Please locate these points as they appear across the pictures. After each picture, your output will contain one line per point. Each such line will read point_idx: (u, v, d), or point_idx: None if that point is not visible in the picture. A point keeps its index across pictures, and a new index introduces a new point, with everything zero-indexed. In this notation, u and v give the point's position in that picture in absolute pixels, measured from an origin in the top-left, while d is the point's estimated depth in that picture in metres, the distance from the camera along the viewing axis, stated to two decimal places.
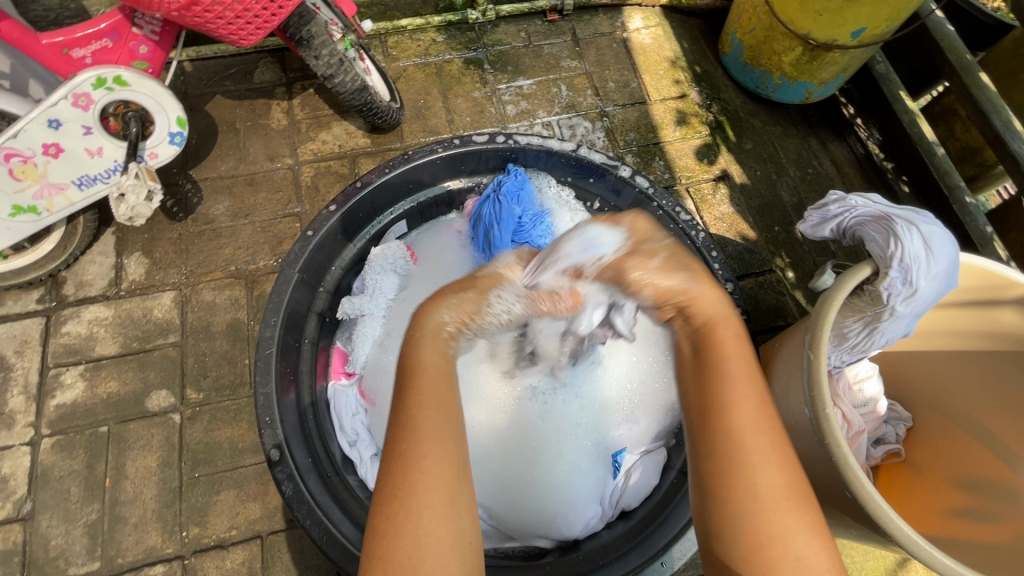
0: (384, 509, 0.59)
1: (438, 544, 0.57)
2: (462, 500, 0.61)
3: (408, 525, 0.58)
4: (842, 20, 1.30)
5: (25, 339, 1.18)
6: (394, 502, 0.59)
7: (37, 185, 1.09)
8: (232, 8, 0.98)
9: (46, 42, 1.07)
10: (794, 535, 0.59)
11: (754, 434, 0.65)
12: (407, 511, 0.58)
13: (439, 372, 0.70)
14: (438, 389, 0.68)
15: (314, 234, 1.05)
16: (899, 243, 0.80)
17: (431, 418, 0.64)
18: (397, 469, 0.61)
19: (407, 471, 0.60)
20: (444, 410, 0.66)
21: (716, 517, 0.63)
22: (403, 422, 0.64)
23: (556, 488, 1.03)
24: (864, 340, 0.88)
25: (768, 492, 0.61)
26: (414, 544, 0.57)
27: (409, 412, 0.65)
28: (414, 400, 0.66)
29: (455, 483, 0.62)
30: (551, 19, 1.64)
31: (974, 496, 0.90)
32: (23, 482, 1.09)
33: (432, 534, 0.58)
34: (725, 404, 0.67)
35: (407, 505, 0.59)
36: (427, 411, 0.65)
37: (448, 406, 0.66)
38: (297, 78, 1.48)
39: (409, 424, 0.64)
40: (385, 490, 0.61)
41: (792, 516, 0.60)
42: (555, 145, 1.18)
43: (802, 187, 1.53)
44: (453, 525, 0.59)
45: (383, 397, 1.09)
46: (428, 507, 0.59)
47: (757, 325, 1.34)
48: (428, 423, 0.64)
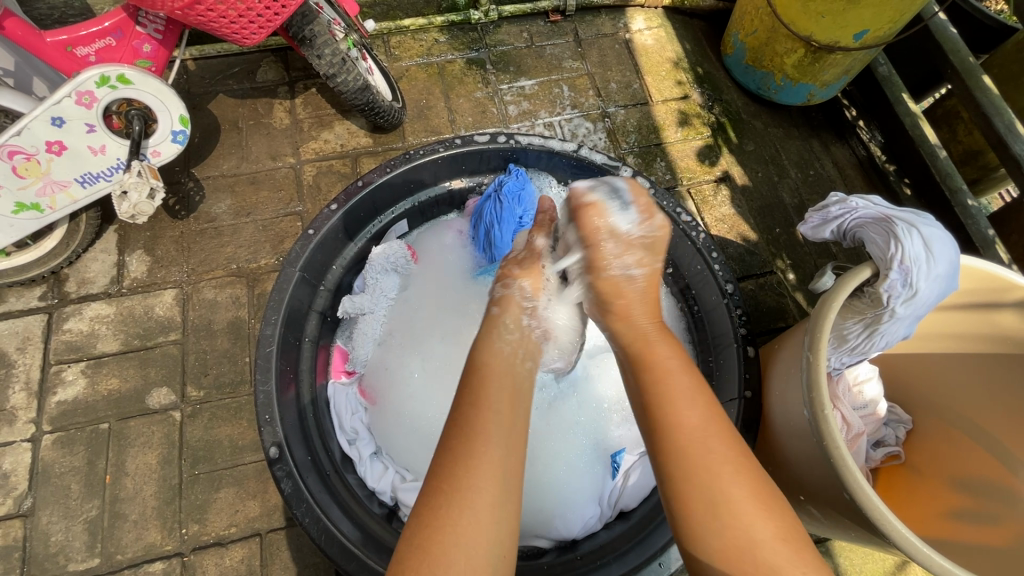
0: (431, 504, 0.59)
1: (475, 545, 0.56)
2: (507, 508, 0.60)
3: (449, 523, 0.57)
4: (845, 22, 1.30)
5: (27, 336, 1.19)
6: (439, 495, 0.59)
7: (40, 182, 1.09)
8: (235, 7, 0.98)
9: (50, 40, 1.07)
10: (771, 545, 0.57)
11: (705, 441, 0.63)
12: (396, 523, 0.58)
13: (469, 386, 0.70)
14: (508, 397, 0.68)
15: (315, 233, 1.06)
16: (899, 244, 0.80)
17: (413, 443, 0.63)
18: (449, 466, 0.61)
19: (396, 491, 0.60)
20: (504, 417, 0.66)
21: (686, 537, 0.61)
22: (462, 423, 0.64)
23: (554, 488, 1.03)
24: (864, 342, 0.87)
25: (736, 501, 0.59)
26: (421, 555, 0.56)
27: (467, 415, 0.65)
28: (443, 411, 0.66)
29: (503, 487, 0.60)
30: (553, 20, 1.64)
31: (973, 500, 0.89)
32: (24, 478, 1.09)
33: (471, 536, 0.57)
34: (672, 417, 0.65)
35: (453, 502, 0.58)
36: (484, 414, 0.65)
37: (508, 416, 0.66)
38: (300, 78, 1.49)
39: (465, 425, 0.64)
40: (433, 483, 0.61)
41: (761, 525, 0.58)
42: (556, 146, 1.18)
43: (804, 188, 1.53)
44: (492, 530, 0.58)
45: (383, 396, 1.10)
46: (471, 506, 0.58)
47: (758, 327, 1.34)
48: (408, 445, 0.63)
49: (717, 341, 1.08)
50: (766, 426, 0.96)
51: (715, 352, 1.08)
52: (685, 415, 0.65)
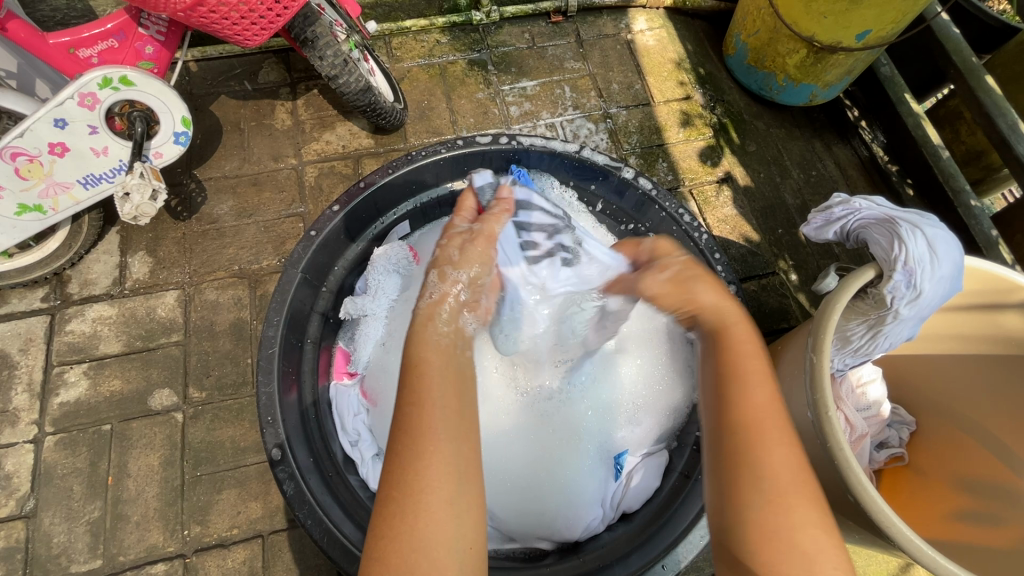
0: (384, 512, 0.59)
1: (433, 546, 0.57)
2: (463, 501, 0.61)
3: (406, 528, 0.58)
4: (847, 23, 1.30)
5: (29, 337, 1.19)
6: (391, 503, 0.59)
7: (42, 184, 1.09)
8: (237, 9, 0.98)
9: (53, 42, 1.08)
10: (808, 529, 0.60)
11: (766, 426, 0.66)
12: (403, 511, 0.58)
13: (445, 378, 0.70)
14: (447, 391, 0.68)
15: (317, 234, 1.05)
16: (903, 245, 0.80)
17: (428, 421, 0.64)
18: (397, 473, 0.61)
19: (406, 473, 0.60)
20: (450, 411, 0.66)
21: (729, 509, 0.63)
22: (404, 425, 0.64)
23: (559, 489, 1.02)
24: (868, 343, 0.87)
25: (787, 489, 0.62)
26: (411, 547, 0.57)
27: (410, 414, 0.64)
28: (420, 401, 0.65)
29: (454, 484, 0.61)
30: (555, 21, 1.64)
31: (978, 501, 0.89)
32: (26, 480, 1.09)
33: (430, 537, 0.57)
34: (745, 399, 0.68)
35: (405, 507, 0.58)
36: (427, 413, 0.64)
37: (450, 412, 0.65)
38: (301, 79, 1.49)
39: (410, 428, 0.63)
40: (385, 490, 0.61)
41: (806, 511, 0.61)
42: (558, 147, 1.17)
43: (806, 189, 1.52)
44: (451, 528, 0.58)
45: (382, 397, 1.08)
46: (425, 508, 0.58)
47: (760, 328, 1.34)
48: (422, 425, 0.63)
49: None
50: None
51: None
52: (757, 398, 0.68)
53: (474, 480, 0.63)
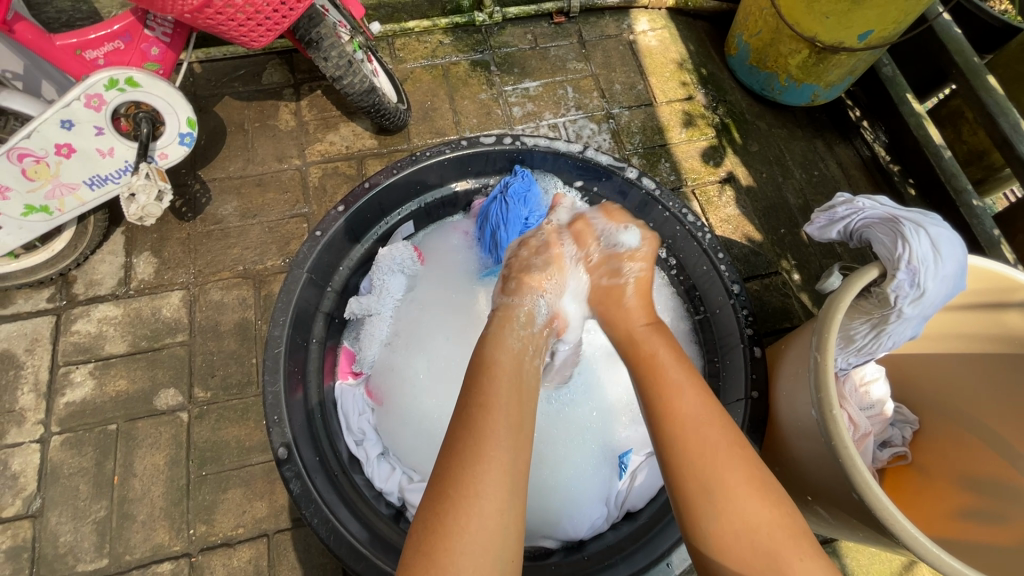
0: (437, 509, 0.59)
1: (480, 550, 0.57)
2: (513, 511, 0.61)
3: (456, 528, 0.58)
4: (849, 23, 1.30)
5: (35, 338, 1.19)
6: (445, 501, 0.60)
7: (49, 185, 1.10)
8: (243, 10, 0.98)
9: (60, 43, 1.08)
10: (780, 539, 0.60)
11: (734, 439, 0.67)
12: (457, 511, 0.59)
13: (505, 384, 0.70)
14: (511, 397, 0.69)
15: (323, 235, 1.06)
16: (906, 244, 0.80)
17: (491, 425, 0.65)
18: (453, 472, 0.61)
19: (463, 473, 0.61)
20: (512, 418, 0.67)
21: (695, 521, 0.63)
22: (469, 426, 0.65)
23: (563, 489, 1.03)
24: (872, 342, 0.87)
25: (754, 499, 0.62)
26: (459, 546, 0.57)
27: (472, 417, 0.66)
28: (484, 404, 0.67)
29: (508, 492, 0.61)
30: (557, 22, 1.64)
31: (981, 499, 0.89)
32: (33, 479, 1.10)
33: (476, 542, 0.57)
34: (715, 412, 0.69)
35: (458, 506, 0.59)
36: (493, 418, 0.66)
37: (514, 418, 0.67)
38: (305, 80, 1.49)
39: (473, 429, 0.64)
40: (439, 487, 0.61)
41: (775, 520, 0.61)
42: (562, 147, 1.18)
43: (808, 189, 1.53)
44: (498, 535, 0.59)
45: (391, 396, 1.10)
46: (477, 511, 0.59)
47: (763, 327, 1.34)
48: (487, 427, 0.65)
49: (723, 342, 1.09)
50: (774, 426, 0.96)
51: (722, 353, 1.08)
52: (718, 412, 0.69)
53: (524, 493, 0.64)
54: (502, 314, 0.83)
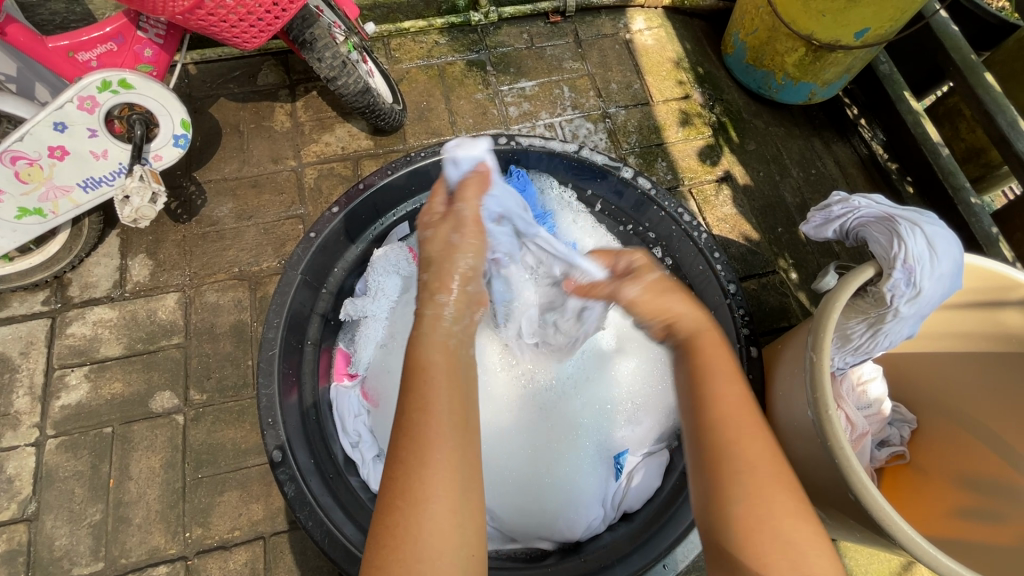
0: (386, 519, 0.58)
1: (436, 555, 0.56)
2: (466, 509, 0.59)
3: (411, 536, 0.56)
4: (845, 21, 1.30)
5: (30, 341, 1.19)
6: (394, 512, 0.57)
7: (43, 187, 1.10)
8: (235, 12, 0.98)
9: (51, 46, 1.08)
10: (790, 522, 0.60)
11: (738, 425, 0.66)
12: (409, 522, 0.57)
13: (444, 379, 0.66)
14: (449, 393, 0.65)
15: (317, 236, 1.05)
16: (902, 243, 0.80)
17: (434, 425, 0.61)
18: (401, 480, 0.59)
19: (411, 481, 0.58)
20: (456, 415, 0.63)
21: (707, 504, 0.63)
22: (408, 431, 0.61)
23: (560, 489, 1.02)
24: (868, 341, 0.87)
25: (763, 484, 0.62)
26: (414, 557, 0.55)
27: (414, 421, 0.62)
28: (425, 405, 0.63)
29: (459, 492, 0.59)
30: (554, 21, 1.64)
31: (980, 499, 0.89)
32: (28, 483, 1.09)
33: (432, 546, 0.56)
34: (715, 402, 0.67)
35: (409, 517, 0.57)
36: (435, 420, 0.62)
37: (455, 416, 0.63)
38: (300, 81, 1.49)
39: (416, 432, 0.61)
40: (387, 496, 0.59)
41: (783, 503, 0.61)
42: (557, 147, 1.17)
43: (805, 187, 1.52)
44: (454, 536, 0.57)
45: (384, 398, 1.08)
46: (428, 517, 0.57)
47: (760, 327, 1.34)
48: (431, 432, 0.61)
49: None
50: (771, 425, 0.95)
51: None
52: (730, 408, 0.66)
53: (476, 484, 0.62)
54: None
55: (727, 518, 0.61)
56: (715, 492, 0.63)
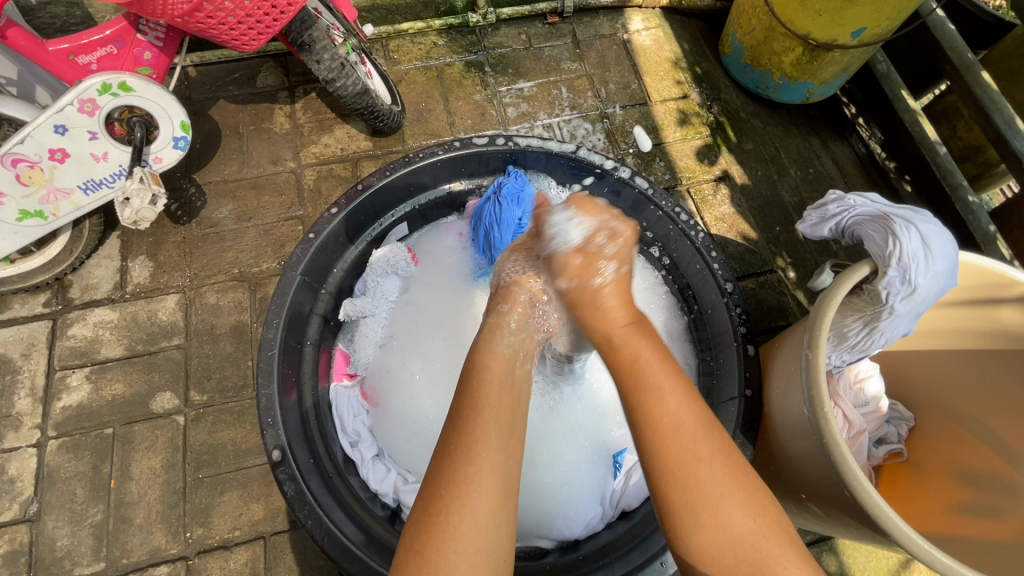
0: (428, 509, 0.60)
1: (472, 550, 0.57)
2: (505, 512, 0.61)
3: (449, 527, 0.58)
4: (842, 20, 1.30)
5: (31, 342, 1.20)
6: (438, 502, 0.59)
7: (43, 190, 1.10)
8: (233, 14, 0.99)
9: (52, 49, 1.08)
10: (761, 544, 0.61)
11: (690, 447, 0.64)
12: (450, 512, 0.59)
13: (499, 387, 0.69)
14: (501, 398, 0.68)
15: (315, 237, 1.06)
16: (897, 241, 0.80)
17: (483, 426, 0.64)
18: (444, 473, 0.61)
19: (455, 475, 0.61)
20: (503, 420, 0.66)
21: (670, 530, 0.64)
22: (459, 429, 0.64)
23: (559, 488, 1.03)
24: (864, 339, 0.87)
25: (724, 515, 0.61)
26: (452, 548, 0.57)
27: (463, 420, 0.65)
28: (475, 406, 0.66)
29: (500, 494, 0.61)
30: (551, 22, 1.64)
31: (977, 496, 0.89)
32: (30, 483, 1.10)
33: (468, 542, 0.58)
34: None
35: (451, 508, 0.59)
36: (483, 420, 0.65)
37: (504, 423, 0.66)
38: (299, 83, 1.49)
39: (465, 431, 0.64)
40: (431, 487, 0.61)
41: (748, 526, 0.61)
42: (554, 147, 1.18)
43: (803, 186, 1.53)
44: (490, 535, 0.59)
45: (384, 398, 1.11)
46: (469, 512, 0.59)
47: (758, 326, 1.34)
48: (478, 428, 0.64)
49: (717, 341, 1.08)
50: (767, 423, 0.96)
51: (717, 352, 1.08)
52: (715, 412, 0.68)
53: (516, 493, 0.64)
54: (491, 321, 0.79)
55: (693, 549, 0.62)
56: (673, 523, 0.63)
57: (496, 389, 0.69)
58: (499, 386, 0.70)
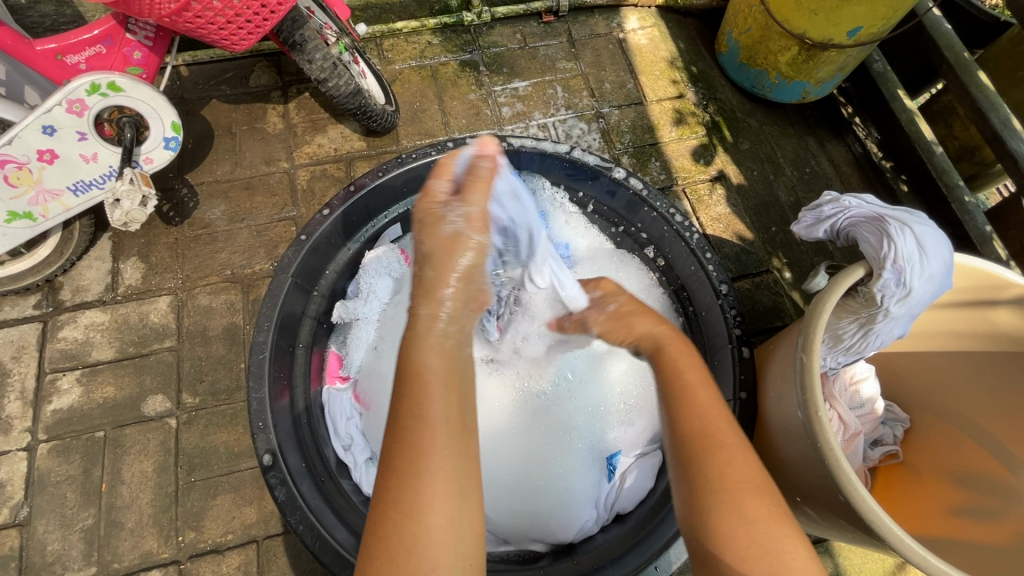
0: (381, 530, 0.54)
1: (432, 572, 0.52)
2: (463, 522, 0.55)
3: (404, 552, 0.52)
4: (838, 19, 1.29)
5: (21, 345, 1.18)
6: (387, 529, 0.54)
7: (32, 191, 1.09)
8: (223, 14, 0.98)
9: (40, 48, 1.07)
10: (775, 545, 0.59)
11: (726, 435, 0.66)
12: (398, 540, 0.53)
13: (440, 381, 0.60)
14: (444, 395, 0.59)
15: (308, 238, 1.05)
16: (892, 243, 0.80)
17: (429, 433, 0.56)
18: (390, 494, 0.55)
19: (400, 497, 0.54)
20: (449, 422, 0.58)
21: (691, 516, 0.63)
22: (402, 435, 0.56)
23: (552, 491, 1.02)
24: (859, 341, 0.87)
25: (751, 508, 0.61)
26: None
27: (410, 424, 0.57)
28: (418, 412, 0.57)
29: (453, 508, 0.55)
30: (547, 21, 1.63)
31: (971, 498, 0.89)
32: (20, 488, 1.09)
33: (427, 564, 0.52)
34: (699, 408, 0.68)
35: (403, 529, 0.53)
36: (430, 429, 0.57)
37: (452, 421, 0.58)
38: (293, 82, 1.48)
39: (408, 441, 0.56)
40: (381, 505, 0.55)
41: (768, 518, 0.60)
42: (549, 148, 1.17)
43: (799, 186, 1.52)
44: (449, 551, 0.53)
45: (376, 402, 1.07)
46: (424, 532, 0.53)
47: (753, 327, 1.34)
48: (422, 439, 0.56)
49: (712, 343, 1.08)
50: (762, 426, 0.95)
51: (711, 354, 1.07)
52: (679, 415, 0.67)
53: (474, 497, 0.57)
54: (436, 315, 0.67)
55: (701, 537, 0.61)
56: (697, 501, 0.63)
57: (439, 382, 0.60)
58: (442, 381, 0.60)
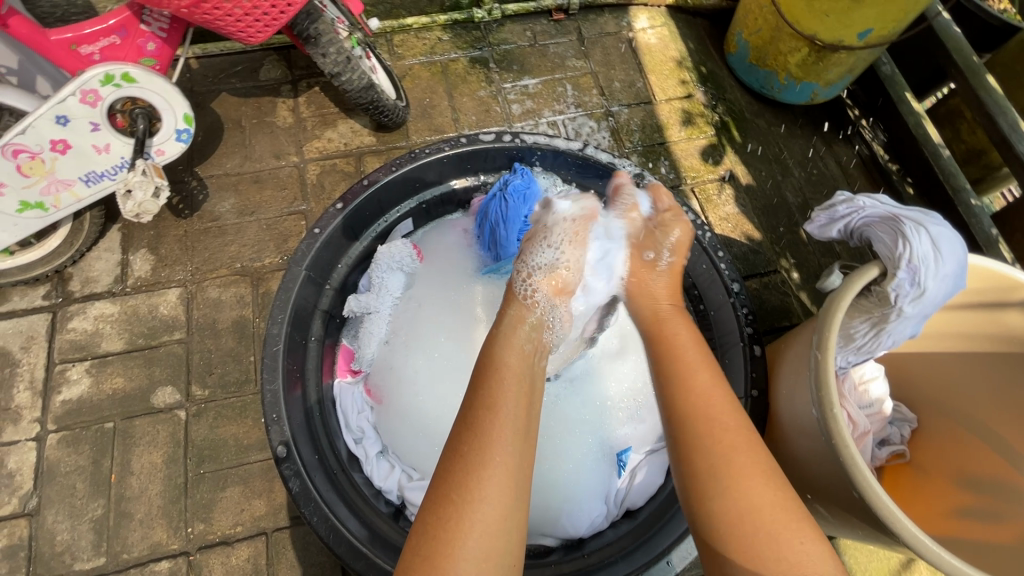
0: (440, 513, 0.61)
1: (479, 556, 0.58)
2: (515, 517, 0.62)
3: (458, 533, 0.59)
4: (849, 21, 1.30)
5: (31, 335, 1.18)
6: (449, 504, 0.61)
7: (44, 181, 1.09)
8: (239, 5, 0.97)
9: (54, 38, 1.07)
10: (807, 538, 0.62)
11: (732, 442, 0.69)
12: (459, 517, 0.60)
13: (508, 390, 0.70)
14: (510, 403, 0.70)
15: (321, 232, 1.06)
16: (907, 243, 0.80)
17: (495, 428, 0.66)
18: (454, 474, 0.63)
19: (463, 480, 0.62)
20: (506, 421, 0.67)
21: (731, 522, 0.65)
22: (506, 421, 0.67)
23: (562, 487, 1.03)
24: (871, 341, 0.87)
25: (771, 505, 0.64)
26: (462, 552, 0.58)
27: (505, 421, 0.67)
28: (487, 408, 0.67)
29: (509, 499, 0.62)
30: (556, 19, 1.64)
31: (979, 498, 0.90)
32: (29, 477, 1.09)
33: (477, 547, 0.59)
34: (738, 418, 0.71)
35: (460, 512, 0.60)
36: (492, 421, 0.66)
37: (516, 424, 0.67)
38: (303, 76, 1.48)
39: (473, 431, 0.66)
40: (442, 493, 0.62)
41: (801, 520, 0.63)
42: (561, 145, 1.17)
43: (807, 187, 1.53)
44: (497, 544, 0.60)
45: (389, 396, 1.09)
46: (478, 517, 0.60)
47: (761, 326, 1.34)
48: (491, 430, 0.65)
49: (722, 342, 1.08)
50: (774, 423, 0.96)
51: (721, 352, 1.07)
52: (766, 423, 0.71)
53: (525, 498, 0.64)
54: None
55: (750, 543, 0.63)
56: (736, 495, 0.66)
57: (502, 390, 0.70)
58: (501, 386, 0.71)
